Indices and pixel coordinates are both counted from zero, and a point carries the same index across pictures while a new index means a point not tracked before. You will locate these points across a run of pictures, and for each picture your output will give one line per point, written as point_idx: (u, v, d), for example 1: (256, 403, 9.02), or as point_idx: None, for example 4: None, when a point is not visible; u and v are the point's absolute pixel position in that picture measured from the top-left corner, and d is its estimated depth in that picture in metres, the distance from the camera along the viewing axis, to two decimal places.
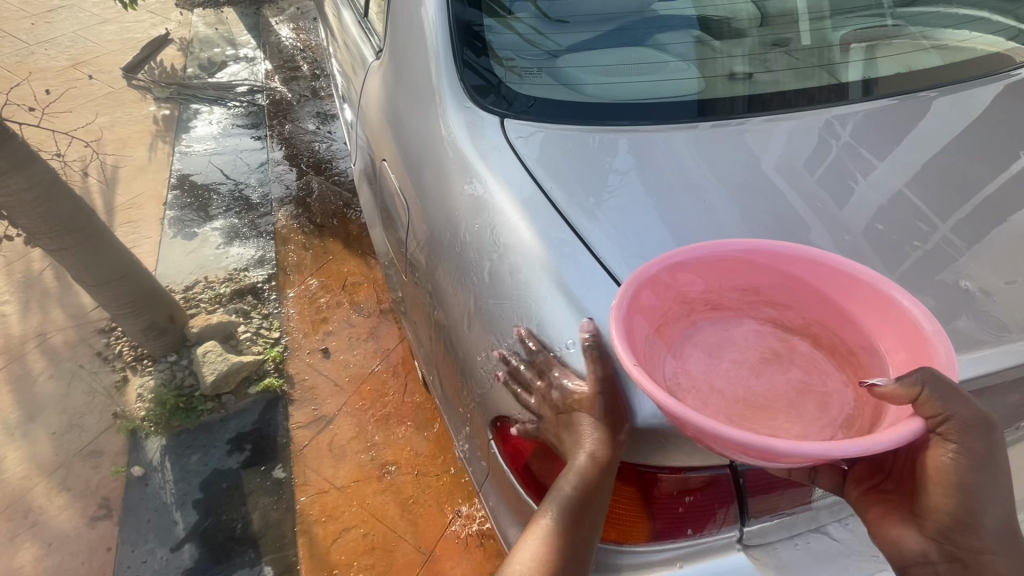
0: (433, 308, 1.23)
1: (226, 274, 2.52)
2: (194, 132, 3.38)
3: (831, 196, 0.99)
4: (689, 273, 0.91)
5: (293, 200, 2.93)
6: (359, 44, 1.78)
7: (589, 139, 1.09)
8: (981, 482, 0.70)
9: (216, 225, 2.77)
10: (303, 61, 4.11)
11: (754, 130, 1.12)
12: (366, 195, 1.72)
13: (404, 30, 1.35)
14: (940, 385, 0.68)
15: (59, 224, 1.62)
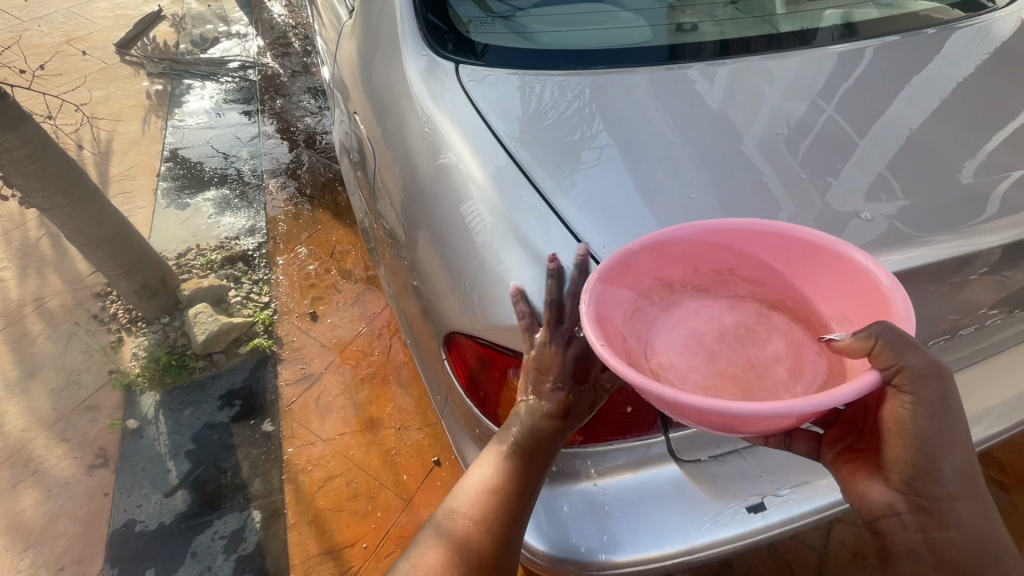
0: (410, 269, 1.29)
1: (218, 242, 2.59)
2: (186, 107, 3.43)
3: (761, 140, 1.07)
4: (666, 256, 0.96)
5: (284, 172, 2.99)
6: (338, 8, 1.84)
7: (548, 100, 1.14)
8: (936, 431, 0.78)
9: (208, 195, 2.84)
10: (295, 37, 4.14)
11: (701, 85, 1.18)
12: (344, 160, 1.78)
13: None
14: (896, 338, 0.74)
15: (52, 183, 1.68)
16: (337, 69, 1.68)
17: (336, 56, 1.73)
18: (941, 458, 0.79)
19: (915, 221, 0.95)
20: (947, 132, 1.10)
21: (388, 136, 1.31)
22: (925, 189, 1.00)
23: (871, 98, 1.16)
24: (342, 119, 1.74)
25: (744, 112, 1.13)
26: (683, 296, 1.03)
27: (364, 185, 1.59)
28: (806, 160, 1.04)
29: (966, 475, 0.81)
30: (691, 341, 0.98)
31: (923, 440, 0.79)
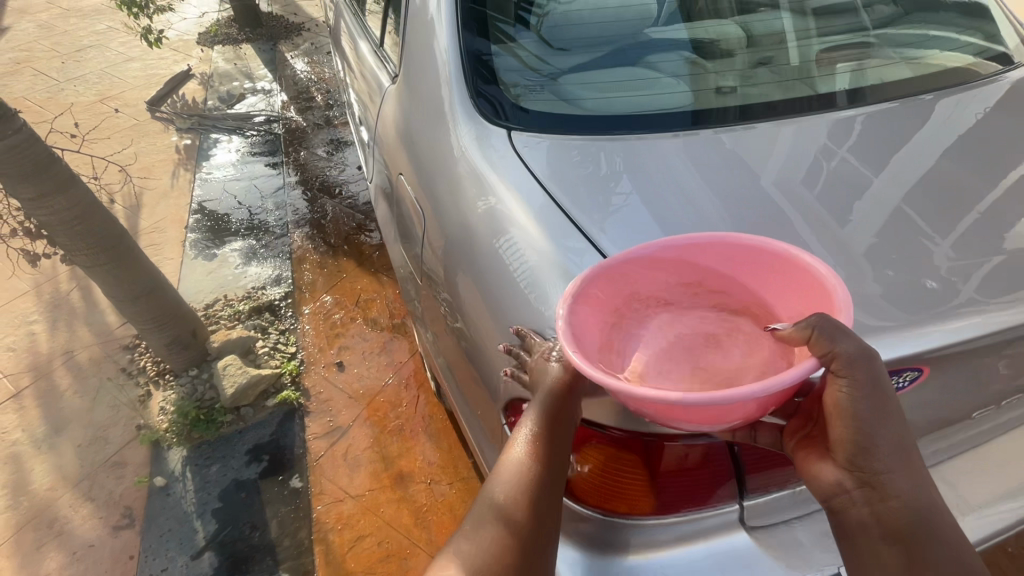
0: (455, 325, 1.30)
1: (245, 292, 2.62)
2: (215, 160, 3.55)
3: (815, 197, 1.05)
4: (635, 272, 0.97)
5: (308, 222, 3.05)
6: (375, 71, 1.91)
7: (599, 159, 1.15)
8: (874, 416, 0.73)
9: (235, 246, 2.89)
10: (318, 92, 4.31)
11: (742, 141, 1.19)
12: (383, 215, 1.82)
13: (420, 57, 1.45)
14: (829, 326, 0.72)
15: (95, 243, 1.72)
16: (380, 128, 1.72)
17: (378, 117, 1.79)
18: (881, 444, 0.74)
19: (979, 289, 0.91)
20: (1003, 197, 1.07)
21: (435, 196, 1.31)
22: (986, 257, 0.95)
23: (914, 157, 1.14)
24: (381, 177, 1.78)
25: (794, 168, 1.11)
26: (651, 308, 1.03)
27: (404, 241, 1.60)
28: (864, 216, 1.01)
29: (909, 458, 0.75)
30: (660, 349, 0.98)
31: (858, 423, 0.74)
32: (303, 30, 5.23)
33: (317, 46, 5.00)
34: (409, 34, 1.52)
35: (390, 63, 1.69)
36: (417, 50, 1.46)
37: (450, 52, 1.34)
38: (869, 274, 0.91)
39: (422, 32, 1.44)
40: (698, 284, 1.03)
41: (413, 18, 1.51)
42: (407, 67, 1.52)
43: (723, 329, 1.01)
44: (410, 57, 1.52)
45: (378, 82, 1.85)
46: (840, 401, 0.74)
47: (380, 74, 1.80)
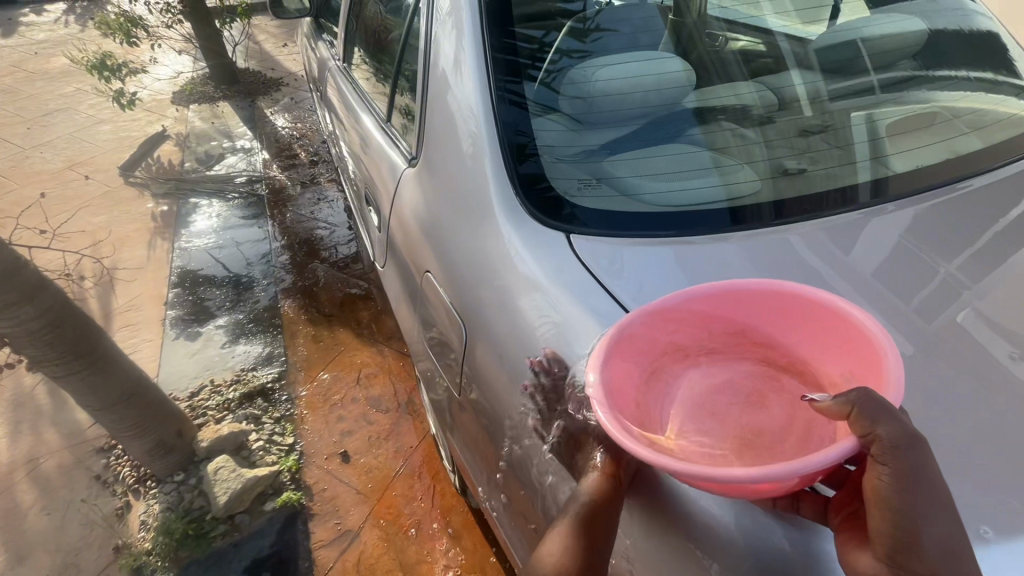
0: (503, 447, 1.11)
1: (233, 375, 2.39)
2: (194, 227, 3.36)
3: (915, 293, 0.92)
4: (663, 328, 0.88)
5: (299, 291, 2.87)
6: (376, 130, 1.72)
7: (673, 260, 0.97)
8: (923, 509, 0.58)
9: (219, 322, 2.68)
10: (300, 148, 4.20)
11: (836, 225, 1.03)
12: (389, 285, 1.61)
13: (441, 127, 1.27)
14: (873, 403, 0.62)
15: (67, 351, 1.52)
16: (385, 192, 1.52)
17: (379, 177, 1.58)
18: (932, 539, 0.57)
19: None
20: None
21: (468, 292, 1.14)
22: None
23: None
24: (385, 248, 1.58)
25: (885, 257, 0.97)
26: (680, 367, 0.93)
27: (419, 325, 1.42)
28: (975, 326, 0.88)
29: (961, 562, 0.57)
30: (692, 416, 0.88)
31: (898, 514, 0.58)
32: (281, 85, 5.15)
33: (297, 100, 4.91)
34: (425, 99, 1.34)
35: (397, 133, 1.53)
36: (438, 118, 1.28)
37: (483, 132, 1.15)
38: (998, 407, 0.79)
39: (444, 100, 1.26)
40: (742, 336, 0.93)
41: (431, 79, 1.33)
42: (424, 135, 1.33)
43: (756, 390, 0.92)
44: (425, 122, 1.33)
45: (378, 139, 1.65)
46: (879, 487, 0.60)
47: (381, 138, 1.62)
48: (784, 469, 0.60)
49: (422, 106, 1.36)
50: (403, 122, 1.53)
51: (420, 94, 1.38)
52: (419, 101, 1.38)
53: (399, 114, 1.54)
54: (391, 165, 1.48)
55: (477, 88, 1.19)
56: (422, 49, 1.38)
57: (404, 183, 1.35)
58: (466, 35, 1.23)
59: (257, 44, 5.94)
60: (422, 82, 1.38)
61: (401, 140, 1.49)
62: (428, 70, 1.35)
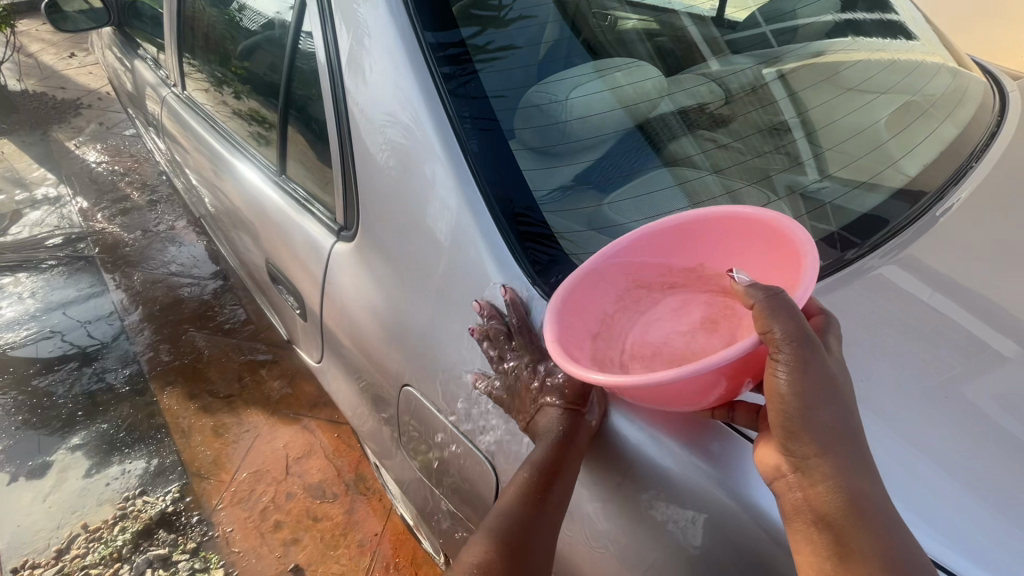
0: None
1: (113, 508, 1.84)
2: (1, 318, 2.54)
3: (901, 310, 0.83)
4: (617, 271, 0.84)
5: (176, 372, 2.30)
6: (253, 173, 1.27)
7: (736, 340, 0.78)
8: (815, 396, 0.60)
9: (73, 441, 2.05)
10: (129, 186, 3.40)
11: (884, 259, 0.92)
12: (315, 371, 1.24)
13: (384, 180, 0.91)
14: (777, 299, 0.62)
15: None
16: (291, 263, 1.10)
17: (276, 242, 1.14)
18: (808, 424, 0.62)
19: None
20: None
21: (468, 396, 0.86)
22: None
23: None
24: (303, 329, 1.18)
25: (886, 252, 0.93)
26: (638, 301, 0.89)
27: (382, 425, 1.10)
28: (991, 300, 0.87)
29: (850, 439, 0.60)
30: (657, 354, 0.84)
31: (797, 406, 0.60)
32: (81, 108, 4.13)
33: (108, 125, 3.97)
34: (348, 141, 0.97)
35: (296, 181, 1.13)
36: (377, 168, 0.92)
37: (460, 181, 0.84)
38: (981, 450, 0.70)
39: (382, 141, 0.91)
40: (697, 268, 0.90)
41: (355, 111, 0.95)
42: (356, 187, 0.96)
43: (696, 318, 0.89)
44: (353, 172, 0.97)
45: (263, 188, 1.20)
46: (781, 384, 0.60)
47: (268, 188, 1.18)
48: (682, 371, 0.61)
49: (343, 150, 0.98)
50: (301, 168, 1.12)
51: (337, 133, 0.99)
52: (337, 144, 1.00)
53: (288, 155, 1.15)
54: (299, 228, 1.06)
55: (435, 123, 0.85)
56: (331, 74, 0.99)
57: (339, 259, 0.98)
58: (404, 54, 0.88)
59: (30, 57, 4.69)
60: (336, 118, 0.99)
61: (306, 195, 1.10)
62: (344, 102, 0.97)
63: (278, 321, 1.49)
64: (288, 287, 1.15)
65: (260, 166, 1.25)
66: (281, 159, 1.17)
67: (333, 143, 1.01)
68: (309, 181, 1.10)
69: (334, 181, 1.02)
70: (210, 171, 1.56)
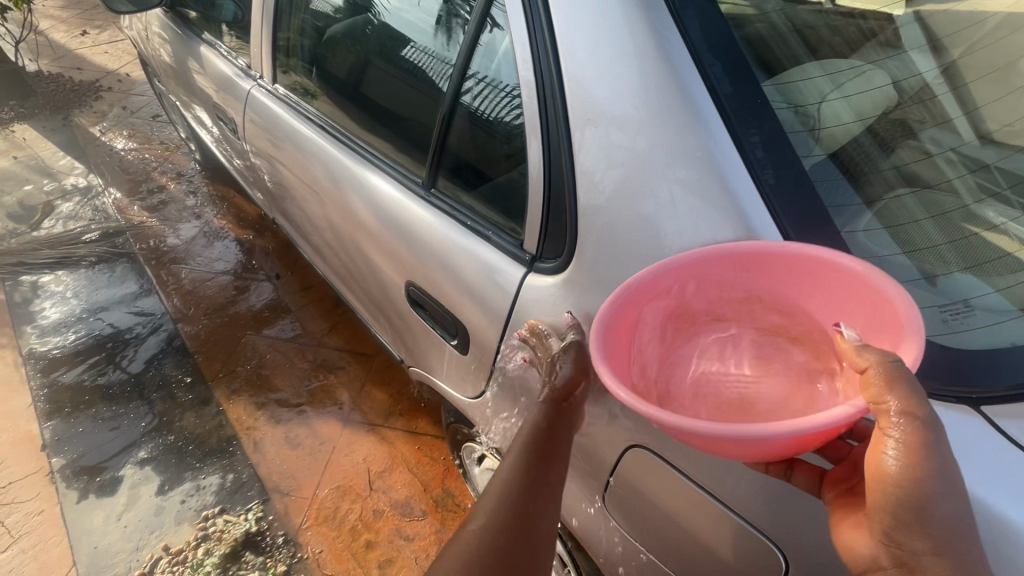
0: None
1: (193, 529, 1.75)
2: (46, 320, 2.42)
3: None
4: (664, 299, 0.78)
5: (238, 378, 2.19)
6: (388, 187, 1.15)
7: None
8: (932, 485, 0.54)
9: (140, 454, 1.94)
10: (163, 176, 3.25)
11: None
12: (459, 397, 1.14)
13: (604, 203, 0.77)
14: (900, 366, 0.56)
15: None
16: (455, 291, 1.00)
17: (431, 266, 1.03)
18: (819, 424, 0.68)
19: None
20: None
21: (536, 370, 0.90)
22: None
23: None
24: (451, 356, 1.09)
25: None
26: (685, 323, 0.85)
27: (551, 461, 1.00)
28: None
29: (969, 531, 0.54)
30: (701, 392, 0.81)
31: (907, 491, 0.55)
32: (101, 90, 3.93)
33: (132, 108, 3.78)
34: (557, 158, 0.83)
35: (459, 199, 1.03)
36: (599, 190, 0.77)
37: (718, 157, 0.69)
38: None
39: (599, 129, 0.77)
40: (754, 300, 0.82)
41: (572, 125, 0.80)
42: (564, 212, 0.83)
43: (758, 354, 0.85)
44: (561, 196, 0.83)
45: (408, 205, 1.09)
46: (889, 463, 0.55)
47: (419, 205, 1.07)
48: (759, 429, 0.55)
49: (548, 170, 0.85)
50: (467, 184, 1.03)
51: (539, 148, 0.86)
52: (537, 162, 0.86)
53: (443, 167, 1.06)
54: (474, 254, 0.96)
55: (683, 128, 0.70)
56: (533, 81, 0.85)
57: (536, 292, 0.86)
58: (651, 51, 0.73)
59: (40, 34, 4.44)
60: (540, 131, 0.85)
61: (476, 217, 1.00)
62: (555, 112, 0.82)
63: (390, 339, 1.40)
64: (442, 314, 1.06)
65: (399, 179, 1.14)
66: (431, 171, 1.08)
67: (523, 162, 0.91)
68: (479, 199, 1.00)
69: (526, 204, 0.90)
70: (310, 181, 1.47)
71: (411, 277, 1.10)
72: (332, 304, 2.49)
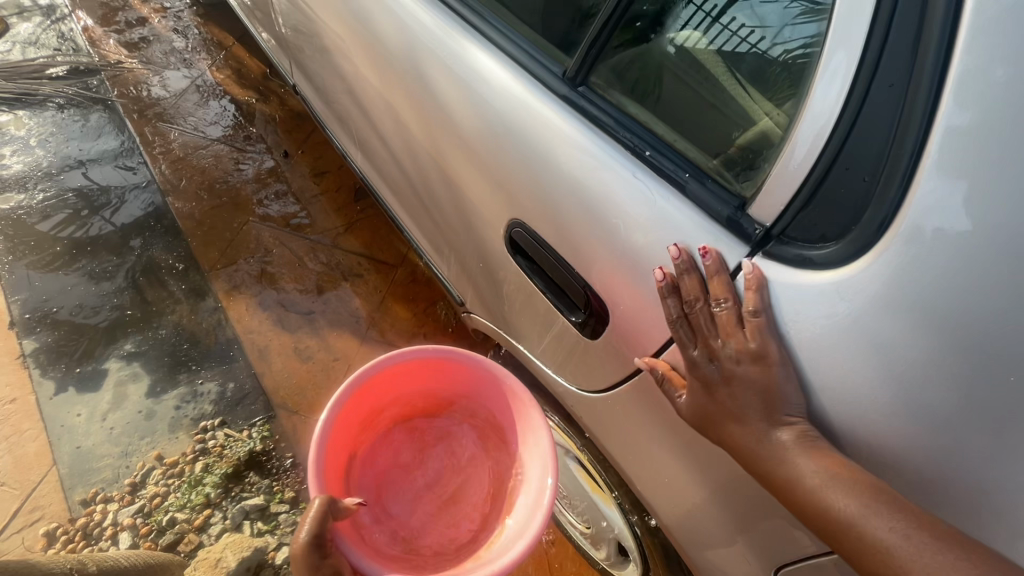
0: None
1: (190, 440, 1.56)
2: (5, 171, 2.03)
3: None
4: (365, 404, 0.99)
5: (238, 271, 1.90)
6: (500, 69, 0.74)
7: None
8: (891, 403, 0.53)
9: (127, 348, 1.70)
10: (145, 5, 2.66)
11: None
12: (553, 368, 0.87)
13: (957, 168, 0.48)
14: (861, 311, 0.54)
15: None
16: (603, 255, 0.67)
17: (564, 209, 0.69)
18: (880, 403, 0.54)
19: None
20: None
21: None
22: None
23: None
24: (561, 325, 0.78)
25: None
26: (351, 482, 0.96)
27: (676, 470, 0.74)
28: None
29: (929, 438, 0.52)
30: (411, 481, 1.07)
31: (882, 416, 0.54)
32: None
33: None
34: (897, 85, 0.50)
35: (630, 112, 0.68)
36: (963, 149, 0.47)
37: None
38: None
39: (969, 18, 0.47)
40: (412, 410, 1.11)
41: (958, 38, 0.48)
42: (867, 177, 0.52)
43: (415, 441, 1.12)
44: (870, 151, 0.52)
45: (535, 101, 0.71)
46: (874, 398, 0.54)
47: (556, 110, 0.70)
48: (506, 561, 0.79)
49: (863, 100, 0.51)
50: (645, 95, 0.68)
51: (857, 59, 0.51)
52: (838, 79, 0.52)
53: (604, 61, 0.70)
54: (648, 205, 0.63)
55: None
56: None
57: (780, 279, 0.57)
58: None
59: None
60: (877, 31, 0.50)
61: (661, 148, 0.65)
62: (927, 9, 0.49)
63: (447, 273, 1.09)
64: (564, 277, 0.73)
65: (522, 59, 0.73)
66: (584, 56, 0.70)
67: (736, 47, 0.63)
68: (668, 122, 0.67)
69: (788, 146, 0.56)
70: (349, 29, 1.02)
71: (518, 216, 0.75)
72: (350, 199, 2.13)
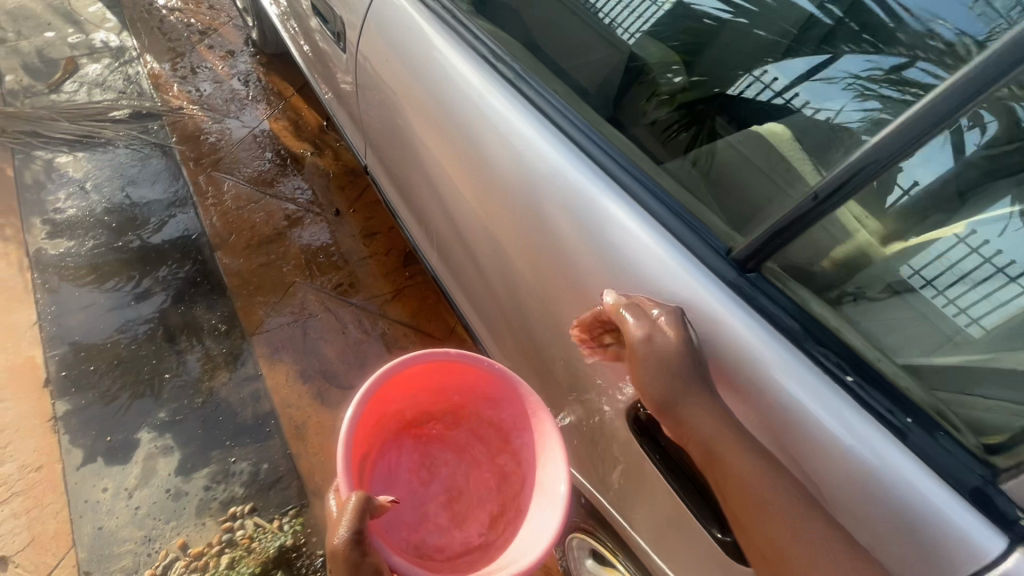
0: None
1: (217, 528, 1.45)
2: (60, 215, 2.01)
3: None
4: (379, 401, 0.98)
5: (280, 337, 1.82)
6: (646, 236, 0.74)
7: None
8: None
9: (160, 416, 1.61)
10: (210, 52, 2.70)
11: None
12: None
13: None
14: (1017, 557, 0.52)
15: None
16: (774, 477, 0.63)
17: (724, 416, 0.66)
18: None
19: None
20: None
21: None
22: None
23: None
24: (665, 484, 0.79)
25: None
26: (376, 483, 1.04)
27: None
28: None
29: None
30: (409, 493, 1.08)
31: None
32: None
33: None
34: None
35: (816, 314, 0.65)
36: None
37: None
38: None
39: None
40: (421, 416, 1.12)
41: None
42: None
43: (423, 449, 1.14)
44: None
45: (705, 300, 0.69)
46: None
47: (732, 308, 0.68)
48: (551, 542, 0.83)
49: None
50: (838, 305, 0.66)
51: None
52: None
53: (789, 251, 0.66)
54: (839, 428, 0.61)
55: None
56: (994, 63, 0.48)
57: None
58: None
59: None
60: None
61: (868, 375, 0.61)
62: None
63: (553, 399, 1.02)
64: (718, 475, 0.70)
65: (675, 229, 0.74)
66: (755, 246, 0.67)
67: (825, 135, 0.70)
68: (861, 333, 0.64)
69: (994, 310, 0.57)
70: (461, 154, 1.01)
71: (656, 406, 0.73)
72: (399, 263, 2.06)
